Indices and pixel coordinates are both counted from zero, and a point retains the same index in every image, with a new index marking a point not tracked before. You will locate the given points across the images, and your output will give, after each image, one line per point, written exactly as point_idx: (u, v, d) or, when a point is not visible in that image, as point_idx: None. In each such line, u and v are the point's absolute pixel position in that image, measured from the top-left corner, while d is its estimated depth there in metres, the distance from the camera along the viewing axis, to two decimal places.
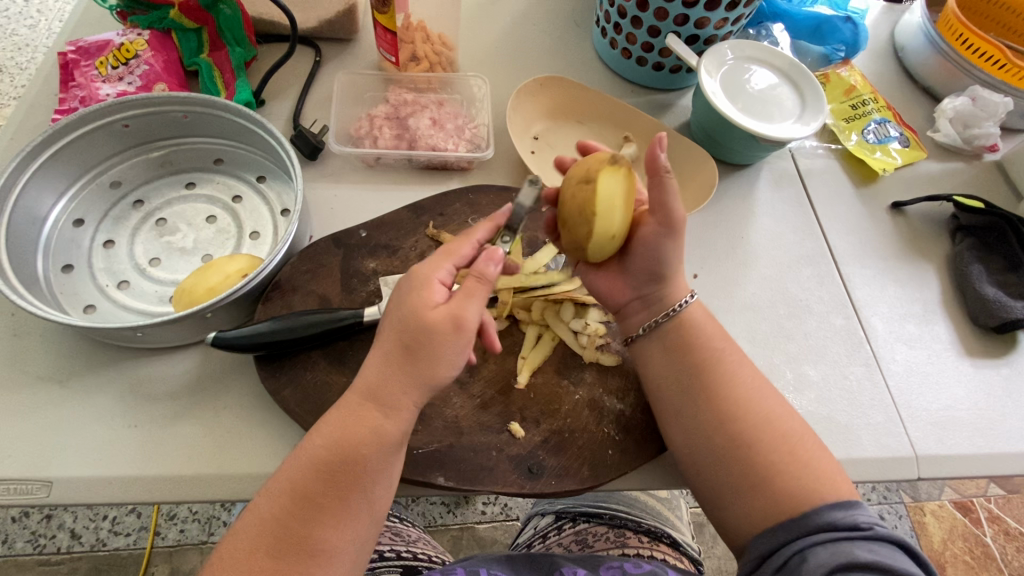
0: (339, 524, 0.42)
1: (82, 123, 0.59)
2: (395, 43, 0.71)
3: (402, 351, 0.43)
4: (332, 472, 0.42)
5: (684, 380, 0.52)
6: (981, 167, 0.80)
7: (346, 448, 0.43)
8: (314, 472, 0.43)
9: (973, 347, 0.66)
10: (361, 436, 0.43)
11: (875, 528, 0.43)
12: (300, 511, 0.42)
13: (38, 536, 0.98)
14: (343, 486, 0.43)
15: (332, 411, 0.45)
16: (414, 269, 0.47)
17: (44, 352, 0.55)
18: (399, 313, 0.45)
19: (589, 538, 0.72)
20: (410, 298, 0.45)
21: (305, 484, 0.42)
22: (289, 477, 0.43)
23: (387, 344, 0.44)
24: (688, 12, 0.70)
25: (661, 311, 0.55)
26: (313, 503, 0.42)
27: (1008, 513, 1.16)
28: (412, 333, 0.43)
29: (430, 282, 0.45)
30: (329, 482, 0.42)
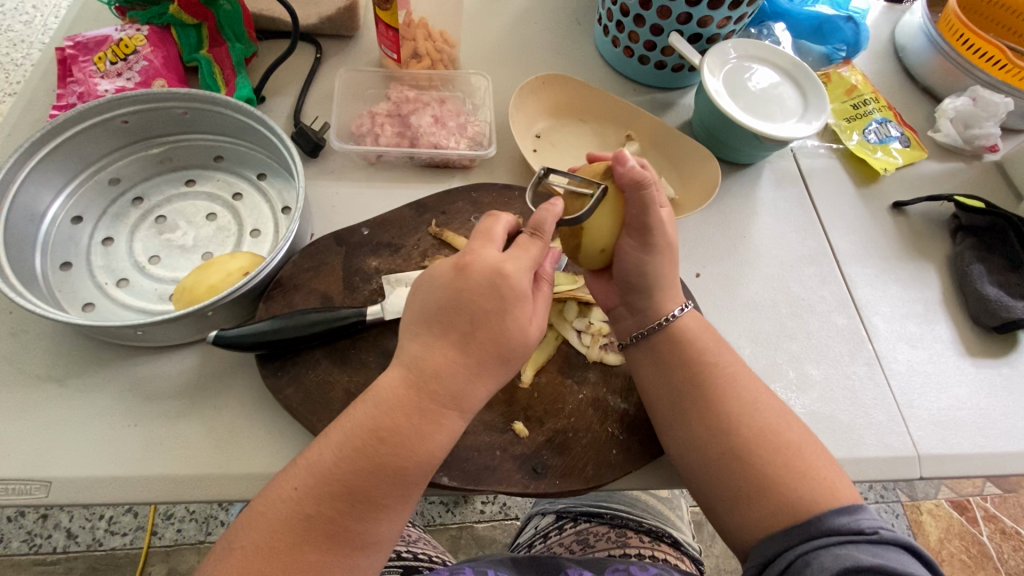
0: (389, 519, 0.43)
1: (82, 119, 0.58)
2: (396, 40, 0.71)
3: (496, 364, 0.45)
4: (392, 473, 0.42)
5: (680, 391, 0.51)
6: (981, 167, 0.80)
7: (409, 450, 0.43)
8: (371, 471, 0.42)
9: (974, 346, 0.66)
10: (425, 438, 0.43)
11: (880, 532, 0.43)
12: (353, 506, 0.41)
13: (34, 536, 0.97)
14: (398, 485, 0.43)
15: (370, 403, 0.44)
16: (507, 272, 0.45)
17: (43, 350, 0.54)
18: (493, 322, 0.44)
19: (590, 538, 0.71)
20: (511, 313, 0.45)
21: (359, 481, 0.42)
22: (340, 474, 0.42)
23: (478, 355, 0.44)
24: (691, 11, 0.69)
25: (654, 320, 0.55)
26: (365, 498, 0.42)
27: (1004, 512, 1.17)
28: (511, 349, 0.45)
29: (527, 297, 0.45)
30: (386, 482, 0.42)
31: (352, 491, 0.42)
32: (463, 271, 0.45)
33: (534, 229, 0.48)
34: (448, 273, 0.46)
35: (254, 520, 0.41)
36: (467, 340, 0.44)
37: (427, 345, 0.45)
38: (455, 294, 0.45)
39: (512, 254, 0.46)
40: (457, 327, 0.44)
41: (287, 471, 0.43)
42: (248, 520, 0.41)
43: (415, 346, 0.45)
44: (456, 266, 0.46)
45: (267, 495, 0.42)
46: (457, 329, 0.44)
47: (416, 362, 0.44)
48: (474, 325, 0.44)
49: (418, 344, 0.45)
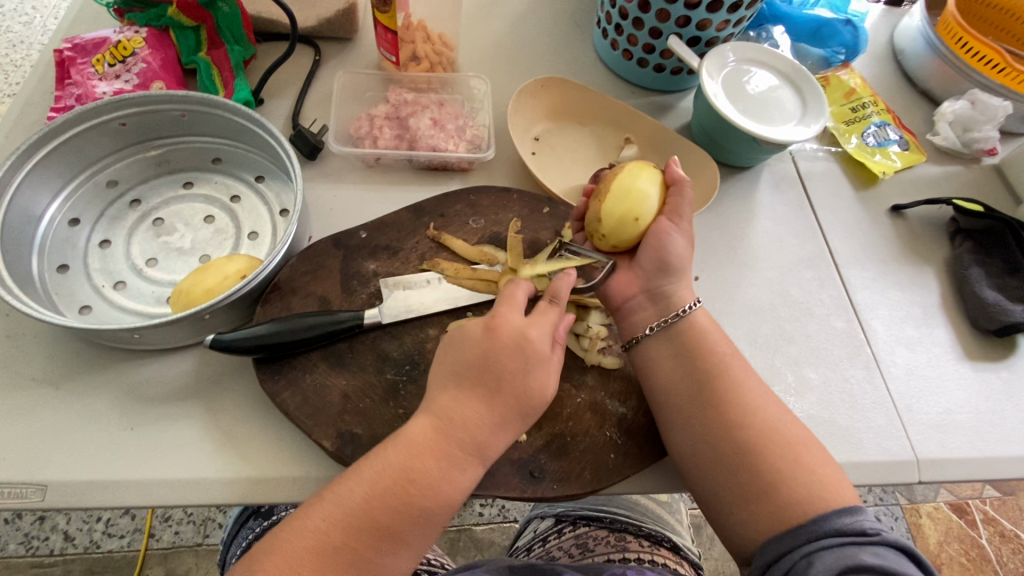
0: (409, 556, 0.44)
1: (80, 122, 0.58)
2: (395, 43, 0.71)
3: (517, 421, 0.47)
4: (418, 512, 0.43)
5: (690, 386, 0.52)
6: (980, 171, 0.80)
7: (435, 493, 0.44)
8: (399, 509, 0.43)
9: (973, 350, 0.66)
10: (451, 482, 0.44)
11: (881, 533, 0.43)
12: (377, 543, 0.42)
13: (31, 538, 0.97)
14: (422, 525, 0.43)
15: (399, 437, 0.45)
16: (531, 338, 0.48)
17: (39, 353, 0.54)
18: (517, 381, 0.47)
19: (589, 542, 0.71)
20: (532, 375, 0.47)
21: (386, 517, 0.43)
22: (368, 509, 0.42)
23: (502, 409, 0.46)
24: (690, 14, 0.69)
25: (672, 312, 0.56)
26: (389, 535, 0.42)
27: (1003, 515, 1.17)
28: (532, 408, 0.47)
29: (548, 362, 0.48)
30: (411, 521, 0.43)
31: (378, 528, 0.42)
32: (490, 333, 0.48)
33: (552, 297, 0.52)
34: (476, 334, 0.49)
35: (278, 546, 0.42)
36: (492, 395, 0.46)
37: (457, 398, 0.47)
38: (484, 354, 0.47)
39: (534, 320, 0.49)
40: (483, 383, 0.47)
41: (311, 503, 0.44)
42: (271, 546, 0.42)
43: (443, 399, 0.47)
44: (485, 328, 0.49)
45: (290, 522, 0.43)
46: (483, 385, 0.47)
47: (445, 411, 0.46)
48: (500, 383, 0.47)
49: (447, 396, 0.47)
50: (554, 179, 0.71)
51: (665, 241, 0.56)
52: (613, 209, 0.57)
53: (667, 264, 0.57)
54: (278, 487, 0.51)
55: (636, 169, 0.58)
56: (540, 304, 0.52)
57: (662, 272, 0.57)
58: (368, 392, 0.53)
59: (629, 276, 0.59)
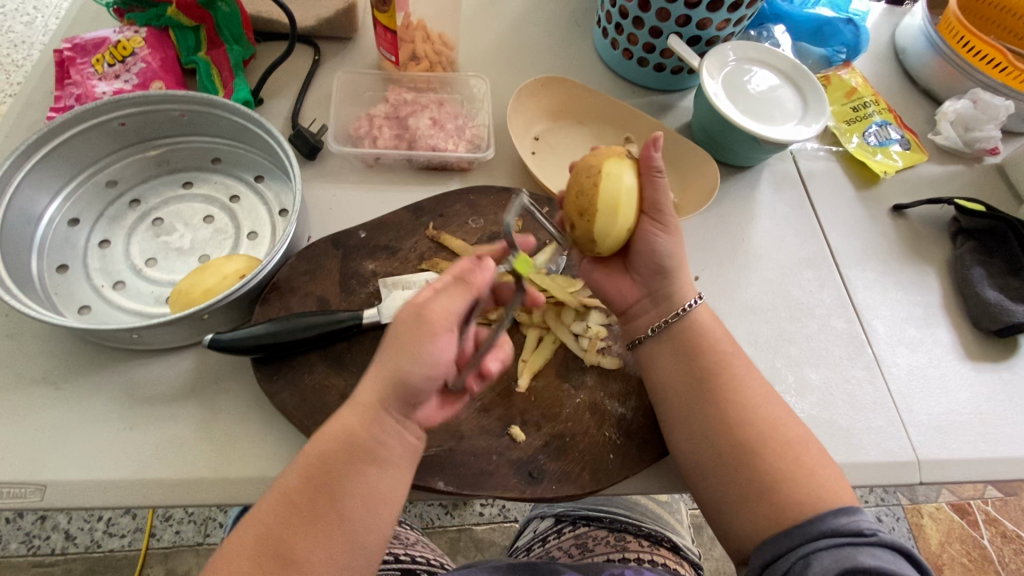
0: (316, 536, 0.41)
1: (78, 121, 0.58)
2: (394, 42, 0.71)
3: (395, 356, 0.43)
4: (319, 481, 0.42)
5: (691, 384, 0.51)
6: (982, 170, 0.80)
7: (332, 455, 0.42)
8: (302, 478, 0.42)
9: (974, 350, 0.66)
10: (348, 444, 0.43)
11: (878, 534, 0.43)
12: (282, 516, 0.41)
13: (32, 537, 0.97)
14: (323, 495, 0.42)
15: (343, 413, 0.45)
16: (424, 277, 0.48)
17: (38, 353, 0.54)
18: (399, 318, 0.45)
19: (589, 541, 0.71)
20: (410, 305, 0.45)
21: (292, 488, 0.42)
22: (280, 482, 0.43)
23: (386, 350, 0.44)
24: (690, 13, 0.69)
25: (672, 311, 0.55)
26: (292, 507, 0.41)
27: (1005, 516, 1.16)
28: (404, 335, 0.43)
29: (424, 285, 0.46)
30: (312, 490, 0.42)
31: (283, 500, 0.42)
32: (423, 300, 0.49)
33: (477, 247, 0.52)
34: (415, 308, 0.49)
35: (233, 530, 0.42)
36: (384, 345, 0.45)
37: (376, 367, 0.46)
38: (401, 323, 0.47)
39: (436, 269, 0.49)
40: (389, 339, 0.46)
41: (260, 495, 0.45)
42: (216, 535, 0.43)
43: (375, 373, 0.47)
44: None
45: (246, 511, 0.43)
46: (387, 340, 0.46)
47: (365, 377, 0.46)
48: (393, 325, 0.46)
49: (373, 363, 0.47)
50: (555, 179, 0.71)
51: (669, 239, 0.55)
52: (605, 230, 0.52)
53: (664, 268, 0.55)
54: None
55: (614, 171, 0.51)
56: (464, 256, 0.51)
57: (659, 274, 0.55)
58: None
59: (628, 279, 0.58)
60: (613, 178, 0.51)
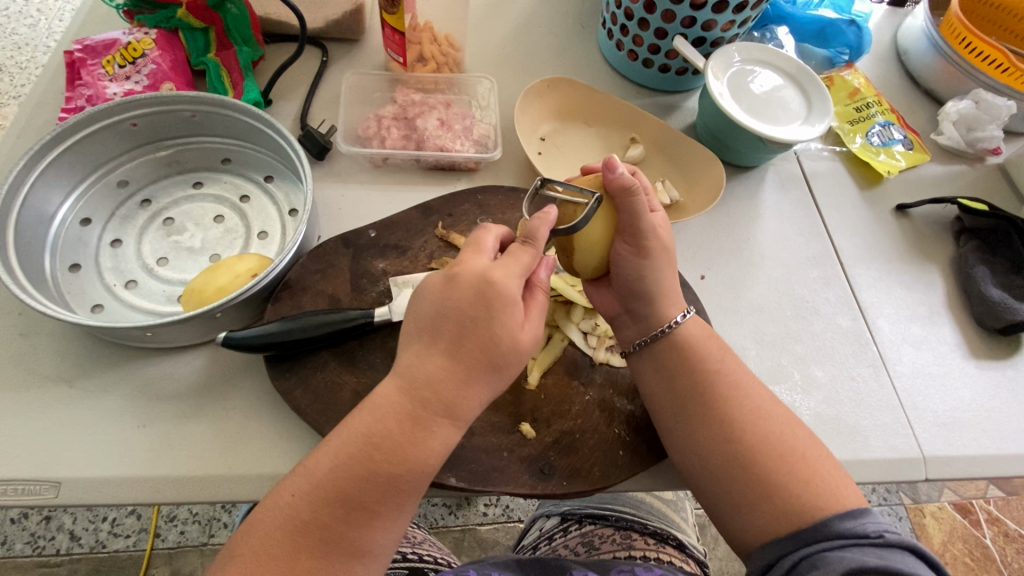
0: (385, 527, 0.43)
1: (90, 122, 0.59)
2: (402, 43, 0.71)
3: (488, 372, 0.46)
4: (388, 481, 0.43)
5: (681, 400, 0.51)
6: (984, 170, 0.81)
7: (403, 459, 0.43)
8: (365, 477, 0.43)
9: (978, 347, 0.66)
10: (419, 447, 0.44)
11: (886, 535, 0.43)
12: (332, 514, 0.42)
13: (38, 538, 0.97)
14: (393, 494, 0.43)
15: (368, 403, 0.45)
16: (494, 280, 0.46)
17: (51, 352, 0.55)
18: (482, 329, 0.45)
19: (595, 540, 0.72)
20: (498, 319, 0.46)
21: (354, 488, 0.42)
22: (335, 480, 0.43)
23: (468, 363, 0.45)
24: (696, 15, 0.70)
25: (658, 327, 0.55)
26: (360, 506, 0.42)
27: (1007, 515, 1.17)
28: (500, 356, 0.46)
29: (515, 302, 0.46)
30: (379, 489, 0.43)
31: (347, 499, 0.42)
32: (453, 281, 0.47)
33: (527, 237, 0.49)
34: (437, 284, 0.48)
35: (256, 527, 0.42)
36: (456, 350, 0.45)
37: (422, 354, 0.46)
38: (444, 303, 0.46)
39: (502, 263, 0.47)
40: (446, 335, 0.46)
41: (287, 477, 0.44)
42: (250, 528, 0.42)
43: (409, 357, 0.46)
44: (445, 277, 0.48)
45: (269, 501, 0.43)
46: (447, 338, 0.46)
47: (410, 370, 0.45)
48: (462, 334, 0.46)
49: (412, 353, 0.46)
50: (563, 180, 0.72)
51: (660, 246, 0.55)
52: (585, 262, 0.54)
53: (639, 291, 0.55)
54: None
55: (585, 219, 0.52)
56: (513, 245, 0.49)
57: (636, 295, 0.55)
58: None
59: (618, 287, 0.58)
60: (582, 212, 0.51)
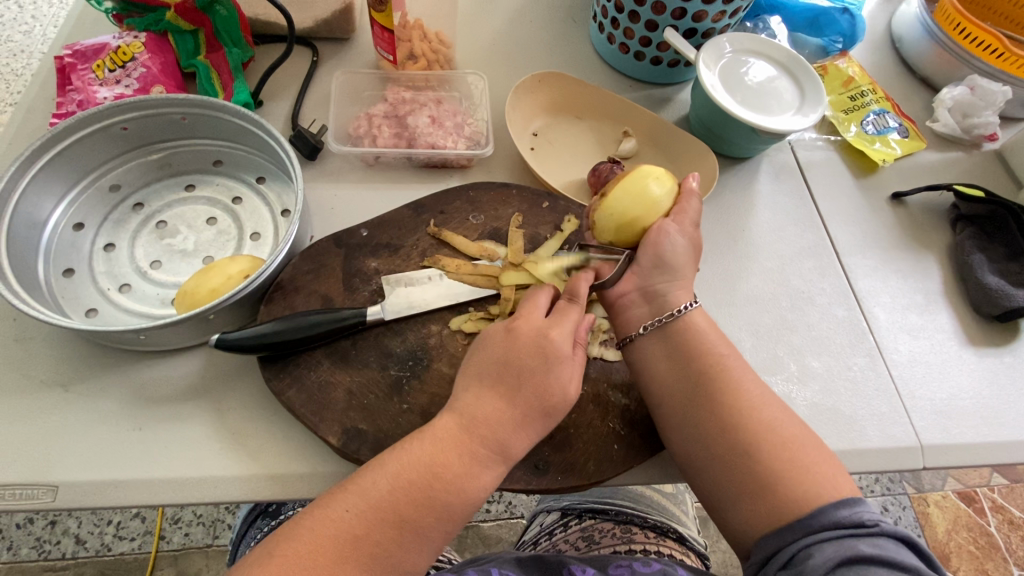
0: (429, 551, 0.44)
1: (82, 126, 0.59)
2: (392, 41, 0.71)
3: (528, 412, 0.46)
4: (443, 508, 0.44)
5: (684, 387, 0.51)
6: (981, 156, 0.80)
7: (460, 488, 0.44)
8: (423, 502, 0.43)
9: (975, 335, 0.66)
10: (469, 476, 0.45)
11: (881, 525, 0.43)
12: (383, 533, 0.42)
13: (43, 542, 0.97)
14: (435, 513, 0.43)
15: (419, 434, 0.46)
16: (551, 337, 0.48)
17: (46, 357, 0.55)
18: (535, 377, 0.47)
19: (595, 535, 0.72)
20: (553, 373, 0.47)
21: (408, 510, 0.43)
22: (391, 500, 0.43)
23: (524, 408, 0.46)
24: (685, 6, 0.69)
25: (666, 311, 0.55)
26: (412, 528, 0.43)
27: (1012, 503, 1.16)
28: (550, 402, 0.47)
29: (569, 359, 0.48)
30: (433, 514, 0.43)
31: (402, 521, 0.43)
32: (512, 333, 0.49)
33: (570, 295, 0.52)
34: (499, 335, 0.49)
35: (302, 532, 0.42)
36: (509, 392, 0.47)
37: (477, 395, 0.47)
38: (507, 354, 0.48)
39: (556, 320, 0.49)
40: (502, 381, 0.47)
41: (338, 492, 0.44)
42: (297, 533, 0.42)
43: (466, 398, 0.47)
44: (507, 329, 0.49)
45: (316, 510, 0.43)
46: (505, 384, 0.47)
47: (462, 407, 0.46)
48: (521, 381, 0.47)
49: (470, 395, 0.47)
50: (554, 175, 0.72)
51: (654, 242, 0.56)
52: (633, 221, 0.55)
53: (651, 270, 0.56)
54: (286, 484, 0.51)
55: (652, 177, 0.56)
56: (560, 302, 0.51)
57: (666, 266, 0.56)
58: (372, 388, 0.53)
59: None
60: (650, 175, 0.56)
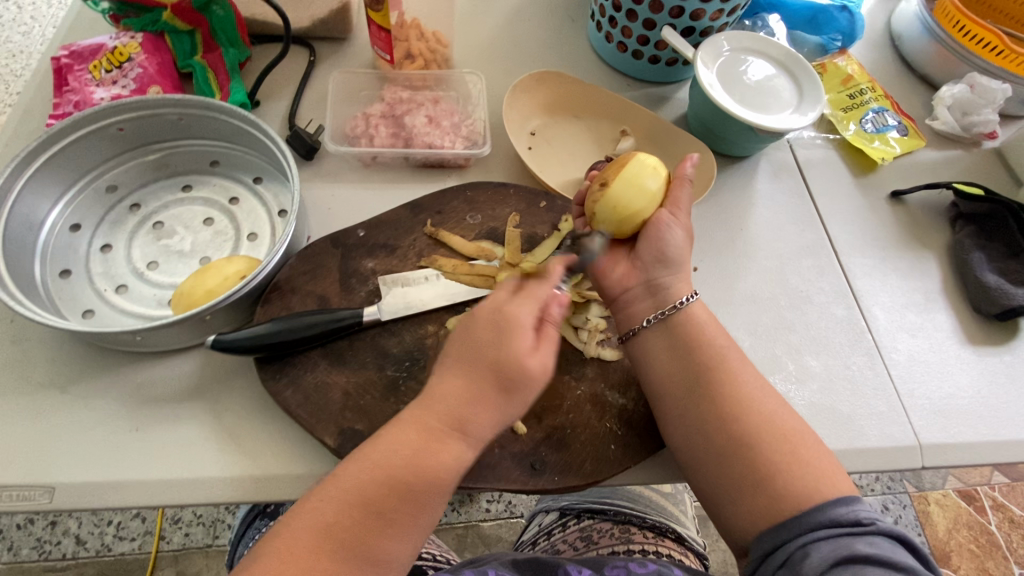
0: (401, 539, 0.43)
1: (77, 127, 0.59)
2: (389, 41, 0.71)
3: (487, 389, 0.44)
4: (411, 493, 0.43)
5: (686, 378, 0.51)
6: (981, 154, 0.80)
7: (433, 478, 0.44)
8: (391, 487, 0.43)
9: (975, 334, 0.66)
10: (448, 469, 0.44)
11: (876, 523, 0.43)
12: (351, 520, 0.42)
13: (43, 542, 0.98)
14: (405, 499, 0.43)
15: (394, 421, 0.46)
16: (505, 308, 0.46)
17: (43, 358, 0.55)
18: (490, 351, 0.44)
19: (593, 535, 0.73)
20: (505, 342, 0.44)
21: (376, 496, 0.43)
22: (359, 487, 0.43)
23: (479, 383, 0.44)
24: (683, 4, 0.69)
25: (668, 303, 0.55)
26: (380, 515, 0.42)
27: (1012, 501, 1.16)
28: (510, 378, 0.44)
29: (529, 329, 0.45)
30: (401, 501, 0.43)
31: (369, 507, 0.42)
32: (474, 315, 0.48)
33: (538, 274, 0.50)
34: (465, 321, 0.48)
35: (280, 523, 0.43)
36: (469, 369, 0.45)
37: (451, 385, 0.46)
38: (465, 333, 0.46)
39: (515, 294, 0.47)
40: (462, 359, 0.45)
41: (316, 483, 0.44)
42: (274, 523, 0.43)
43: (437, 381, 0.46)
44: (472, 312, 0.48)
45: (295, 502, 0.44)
46: (462, 361, 0.45)
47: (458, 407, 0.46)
48: (476, 355, 0.45)
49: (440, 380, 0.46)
50: (551, 174, 0.72)
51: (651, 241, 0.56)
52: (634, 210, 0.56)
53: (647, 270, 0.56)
54: (283, 485, 0.51)
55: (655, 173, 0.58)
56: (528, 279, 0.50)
57: (664, 265, 0.56)
58: (369, 389, 0.53)
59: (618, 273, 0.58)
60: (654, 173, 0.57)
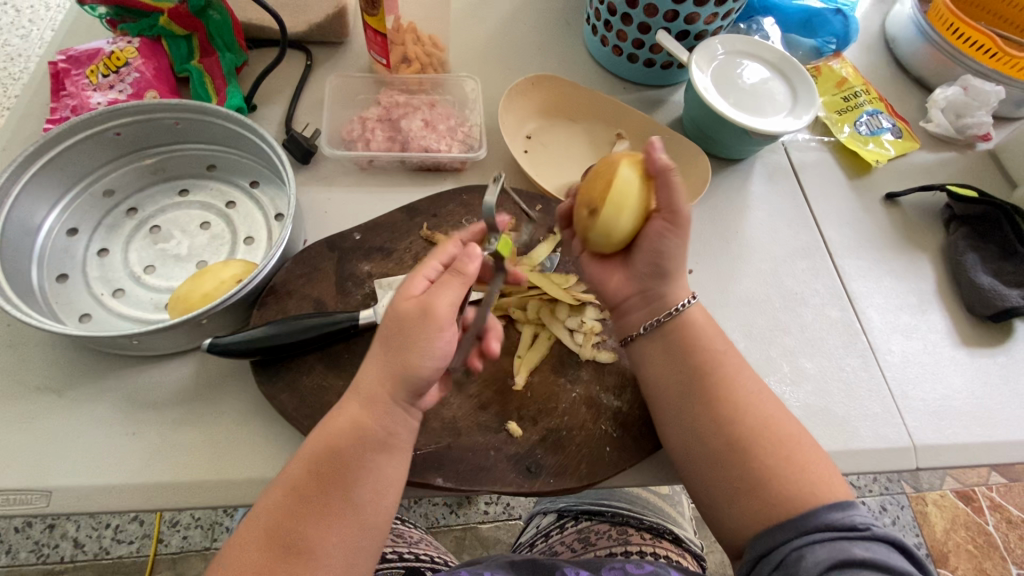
0: (332, 527, 0.42)
1: (73, 132, 0.59)
2: (385, 45, 0.71)
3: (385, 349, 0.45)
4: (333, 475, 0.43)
5: (683, 382, 0.52)
6: (975, 156, 0.80)
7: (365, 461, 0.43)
8: (316, 472, 0.43)
9: (969, 335, 0.66)
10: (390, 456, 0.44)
11: (872, 528, 0.43)
12: (286, 511, 0.43)
13: (41, 545, 0.98)
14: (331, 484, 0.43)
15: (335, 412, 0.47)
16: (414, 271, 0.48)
17: (40, 363, 0.55)
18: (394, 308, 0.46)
19: (591, 536, 0.72)
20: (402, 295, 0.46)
21: (305, 482, 0.43)
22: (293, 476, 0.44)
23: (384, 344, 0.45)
24: (677, 8, 0.69)
25: (665, 309, 0.55)
26: (309, 500, 0.42)
27: (1009, 501, 1.16)
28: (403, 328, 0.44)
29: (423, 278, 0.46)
30: (326, 484, 0.43)
31: (297, 493, 0.43)
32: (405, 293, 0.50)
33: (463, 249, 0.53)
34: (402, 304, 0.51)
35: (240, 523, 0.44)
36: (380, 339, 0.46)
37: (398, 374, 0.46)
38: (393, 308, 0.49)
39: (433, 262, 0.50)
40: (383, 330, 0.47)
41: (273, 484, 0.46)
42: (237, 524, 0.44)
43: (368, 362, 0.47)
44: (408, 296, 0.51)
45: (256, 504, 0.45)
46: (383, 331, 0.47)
47: None
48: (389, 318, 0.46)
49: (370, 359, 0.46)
50: (548, 177, 0.72)
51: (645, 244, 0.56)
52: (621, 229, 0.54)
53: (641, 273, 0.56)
54: None
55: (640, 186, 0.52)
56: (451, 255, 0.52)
57: None
58: None
59: (614, 275, 0.58)
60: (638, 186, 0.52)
